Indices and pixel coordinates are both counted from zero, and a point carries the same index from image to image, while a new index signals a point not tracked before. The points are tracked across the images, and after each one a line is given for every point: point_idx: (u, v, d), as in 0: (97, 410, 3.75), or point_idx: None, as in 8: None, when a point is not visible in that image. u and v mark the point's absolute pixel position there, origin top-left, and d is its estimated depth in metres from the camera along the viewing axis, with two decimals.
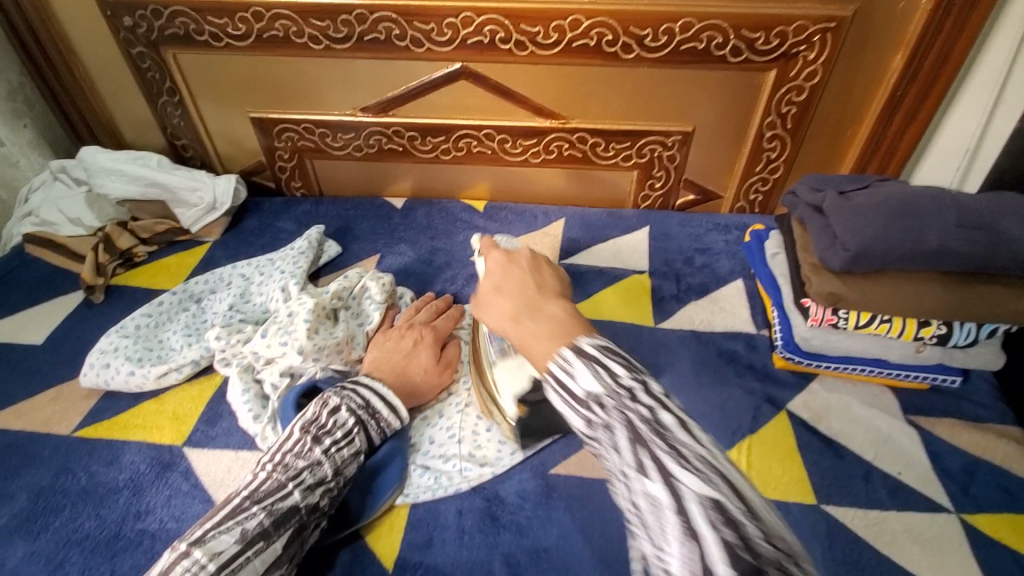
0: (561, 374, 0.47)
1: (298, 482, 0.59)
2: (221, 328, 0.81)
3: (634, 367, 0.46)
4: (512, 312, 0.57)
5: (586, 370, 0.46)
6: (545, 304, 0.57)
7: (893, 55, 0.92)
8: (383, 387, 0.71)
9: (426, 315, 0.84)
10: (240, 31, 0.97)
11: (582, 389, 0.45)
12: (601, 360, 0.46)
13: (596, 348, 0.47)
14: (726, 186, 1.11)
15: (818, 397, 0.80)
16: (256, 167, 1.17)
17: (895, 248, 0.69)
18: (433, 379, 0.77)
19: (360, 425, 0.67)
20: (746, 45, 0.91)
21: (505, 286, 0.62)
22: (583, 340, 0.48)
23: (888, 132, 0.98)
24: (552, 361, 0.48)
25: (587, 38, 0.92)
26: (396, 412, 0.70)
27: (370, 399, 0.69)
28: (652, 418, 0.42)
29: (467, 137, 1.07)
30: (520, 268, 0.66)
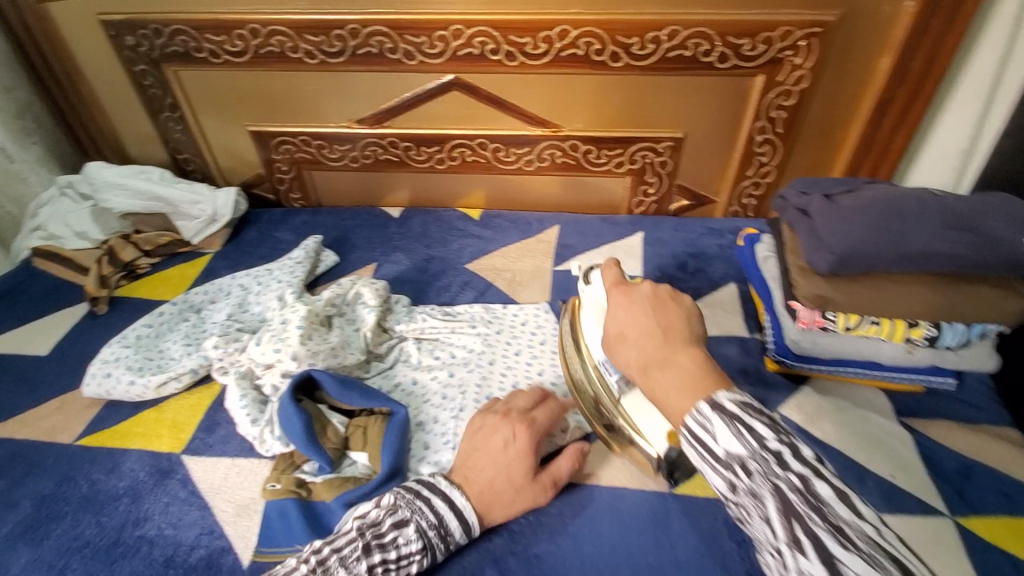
0: (699, 430, 0.48)
1: None
2: (218, 337, 0.83)
3: (780, 429, 0.45)
4: (639, 361, 0.59)
5: (727, 433, 0.46)
6: (673, 352, 0.56)
7: (881, 56, 0.92)
8: (461, 494, 0.64)
9: (528, 402, 0.72)
10: (237, 47, 1.00)
11: (723, 449, 0.46)
12: (743, 419, 0.46)
13: (736, 404, 0.47)
14: (718, 190, 1.11)
15: (811, 400, 0.79)
16: (256, 180, 1.20)
17: (879, 251, 0.69)
18: (527, 493, 0.66)
19: (425, 550, 0.61)
20: (732, 52, 0.92)
21: (628, 330, 0.62)
22: (721, 394, 0.49)
23: (879, 134, 0.99)
24: (690, 419, 0.49)
25: (575, 48, 0.93)
26: (461, 531, 0.63)
27: (444, 519, 0.62)
28: (805, 489, 0.41)
29: (461, 147, 1.09)
30: (642, 308, 0.63)
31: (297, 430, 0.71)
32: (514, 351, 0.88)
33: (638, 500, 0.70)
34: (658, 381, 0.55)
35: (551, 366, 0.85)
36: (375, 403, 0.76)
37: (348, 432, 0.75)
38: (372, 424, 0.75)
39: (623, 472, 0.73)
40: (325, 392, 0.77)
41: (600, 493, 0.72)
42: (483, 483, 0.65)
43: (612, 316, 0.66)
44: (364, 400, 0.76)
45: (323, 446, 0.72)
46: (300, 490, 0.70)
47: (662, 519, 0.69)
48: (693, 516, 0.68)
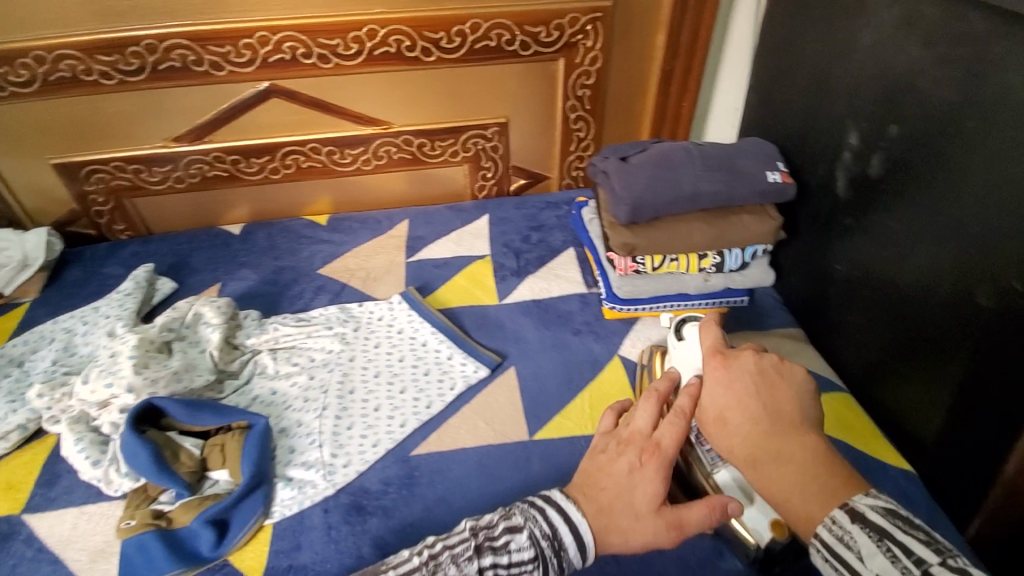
0: (839, 545, 0.44)
1: None
2: (41, 385, 0.78)
3: (940, 551, 0.42)
4: (745, 453, 0.51)
5: (876, 551, 0.43)
6: (787, 443, 0.50)
7: (656, 34, 1.07)
8: (586, 526, 0.55)
9: (647, 421, 0.56)
10: (23, 77, 0.91)
11: (873, 573, 0.43)
12: (891, 537, 0.43)
13: (881, 515, 0.44)
14: (550, 168, 1.21)
15: (643, 335, 0.93)
16: (69, 216, 1.09)
17: (663, 196, 0.81)
18: (647, 529, 0.52)
19: (539, 561, 0.54)
20: (532, 39, 1.01)
21: (726, 411, 0.54)
22: (860, 502, 0.45)
23: (670, 103, 1.15)
24: (827, 532, 0.45)
25: (386, 45, 0.97)
26: (584, 553, 0.55)
27: (561, 533, 0.55)
28: None
29: (293, 154, 1.08)
30: (744, 385, 0.54)
31: (144, 462, 0.68)
32: (373, 343, 0.91)
33: (501, 452, 0.78)
34: (777, 475, 0.49)
35: (409, 351, 0.90)
36: (229, 418, 0.74)
37: (204, 453, 0.73)
38: (229, 441, 0.74)
39: (485, 431, 0.80)
40: (173, 418, 0.74)
41: (466, 455, 0.77)
42: (601, 510, 0.55)
43: (704, 389, 0.57)
44: (216, 419, 0.74)
45: (178, 473, 0.70)
46: (158, 521, 0.68)
47: (524, 463, 0.76)
48: (551, 454, 0.77)
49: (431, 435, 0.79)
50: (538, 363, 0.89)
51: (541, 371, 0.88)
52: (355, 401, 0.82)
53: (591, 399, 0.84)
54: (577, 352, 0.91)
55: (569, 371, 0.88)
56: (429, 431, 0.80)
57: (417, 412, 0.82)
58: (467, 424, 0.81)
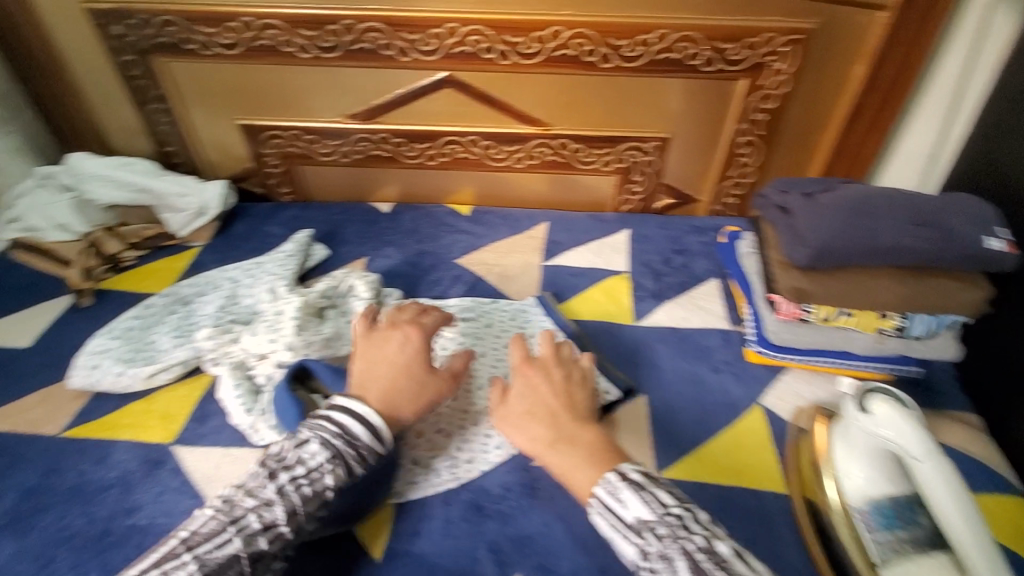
0: (609, 499, 0.55)
1: (241, 528, 0.55)
2: (211, 328, 0.84)
3: (679, 497, 0.54)
4: (547, 440, 0.61)
5: (636, 498, 0.54)
6: (584, 431, 0.61)
7: (854, 63, 0.97)
8: (364, 406, 0.62)
9: (411, 314, 0.75)
10: (230, 40, 0.99)
11: (631, 515, 0.53)
12: (648, 489, 0.55)
13: (641, 474, 0.56)
14: (702, 191, 1.15)
15: (789, 388, 0.83)
16: (243, 174, 1.19)
17: (855, 245, 0.73)
18: (429, 389, 0.67)
19: (332, 458, 0.59)
20: (718, 56, 0.96)
21: (536, 407, 0.64)
22: (626, 466, 0.57)
23: (852, 139, 1.04)
24: (598, 489, 0.56)
25: (567, 48, 0.96)
26: (371, 431, 0.61)
27: (348, 426, 0.60)
28: (710, 549, 0.50)
29: (452, 143, 1.10)
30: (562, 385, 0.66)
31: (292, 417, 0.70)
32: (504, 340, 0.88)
33: None
34: (571, 457, 0.59)
35: None
36: None
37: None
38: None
39: None
40: (321, 381, 0.75)
41: None
42: (386, 388, 0.65)
43: (517, 392, 0.66)
44: None
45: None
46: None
47: None
48: None
49: None
50: (673, 395, 0.83)
51: (671, 404, 0.81)
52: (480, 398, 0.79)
53: (727, 446, 0.76)
54: (713, 391, 0.83)
55: (707, 410, 0.81)
56: None
57: None
58: None
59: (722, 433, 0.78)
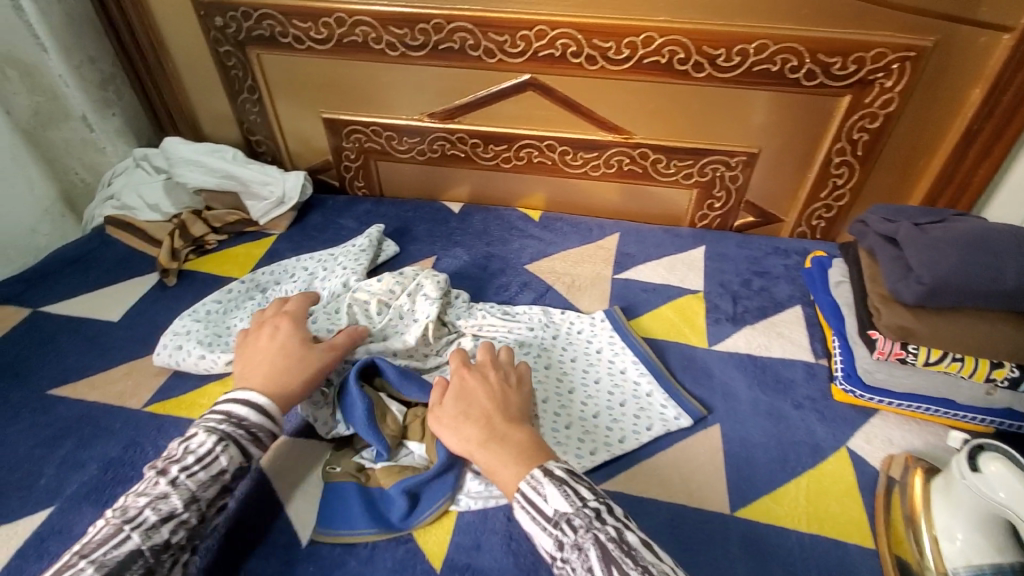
0: (531, 493, 0.55)
1: (137, 523, 0.55)
2: None
3: (597, 491, 0.55)
4: (478, 438, 0.62)
5: (558, 493, 0.54)
6: (511, 430, 0.62)
7: (973, 87, 0.89)
8: (256, 394, 0.66)
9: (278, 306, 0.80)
10: (322, 35, 1.01)
11: (551, 507, 0.54)
12: (569, 483, 0.55)
13: (562, 470, 0.56)
14: (787, 211, 1.09)
15: (879, 433, 0.77)
16: (322, 166, 1.22)
17: (974, 285, 0.67)
18: (311, 361, 0.71)
19: (225, 442, 0.61)
20: (821, 70, 0.90)
21: (472, 408, 0.64)
22: (551, 463, 0.58)
23: (960, 168, 0.94)
24: (523, 484, 0.56)
25: (658, 55, 0.93)
26: (260, 409, 0.64)
27: (231, 411, 0.63)
28: (619, 537, 0.50)
29: (528, 147, 1.09)
30: (482, 387, 0.67)
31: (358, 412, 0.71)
32: (568, 355, 0.87)
33: (699, 520, 0.68)
34: (499, 456, 0.59)
35: (607, 376, 0.84)
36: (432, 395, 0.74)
37: (408, 422, 0.75)
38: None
39: (679, 489, 0.71)
40: (387, 380, 0.76)
41: (658, 508, 0.69)
42: (272, 369, 0.69)
43: (446, 396, 0.67)
44: (421, 392, 0.74)
45: (382, 434, 0.72)
46: (359, 474, 0.72)
47: (721, 540, 0.66)
48: (755, 541, 0.66)
49: (617, 474, 0.73)
50: (750, 427, 0.78)
51: (747, 438, 0.77)
52: (546, 412, 0.77)
53: (808, 490, 0.71)
54: (796, 430, 0.78)
55: (786, 447, 0.76)
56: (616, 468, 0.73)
57: (609, 444, 0.75)
58: (664, 474, 0.73)
59: (804, 474, 0.73)
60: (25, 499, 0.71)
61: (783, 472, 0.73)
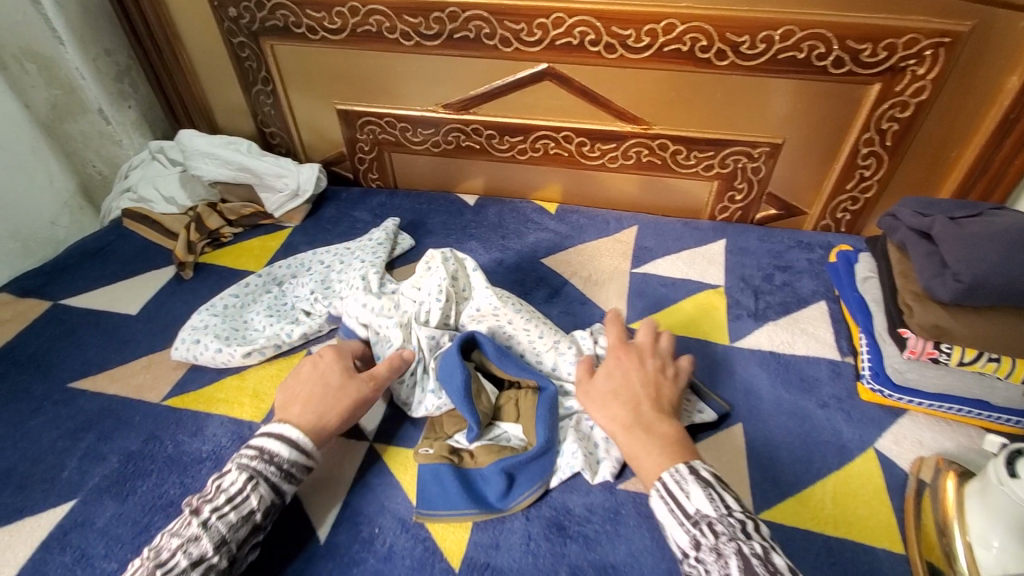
0: (674, 487, 0.55)
1: (168, 567, 0.54)
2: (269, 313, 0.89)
3: (742, 504, 0.54)
4: (625, 420, 0.63)
5: (701, 494, 0.54)
6: (658, 421, 0.62)
7: (1014, 72, 0.84)
8: (294, 430, 0.65)
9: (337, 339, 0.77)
10: (336, 25, 1.00)
11: (693, 507, 0.54)
12: (715, 488, 0.55)
13: (710, 474, 0.56)
14: (812, 203, 1.06)
15: (908, 433, 0.75)
16: (337, 157, 1.21)
17: (1014, 282, 0.65)
18: (348, 393, 0.69)
19: (253, 481, 0.60)
20: (850, 57, 0.87)
21: (620, 389, 0.66)
22: (698, 463, 0.57)
23: (998, 157, 0.90)
24: (669, 475, 0.56)
25: (679, 43, 0.90)
26: (294, 444, 0.64)
27: (264, 445, 0.63)
28: (764, 556, 0.49)
29: (545, 138, 1.07)
30: (638, 368, 0.68)
31: (457, 385, 0.71)
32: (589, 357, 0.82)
33: None
34: (642, 443, 0.60)
35: None
36: (526, 375, 0.74)
37: (502, 401, 0.75)
38: (523, 398, 0.74)
39: None
40: (484, 355, 0.76)
41: None
42: (310, 405, 0.68)
43: (601, 368, 0.69)
44: (518, 371, 0.74)
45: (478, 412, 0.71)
46: (452, 456, 0.70)
47: None
48: (780, 543, 0.64)
49: None
50: (772, 427, 0.76)
51: (771, 437, 0.75)
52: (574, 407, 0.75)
53: (834, 492, 0.69)
54: (821, 429, 0.76)
55: (810, 448, 0.74)
56: None
57: None
58: None
59: (830, 475, 0.71)
60: (49, 490, 0.72)
61: (807, 474, 0.71)
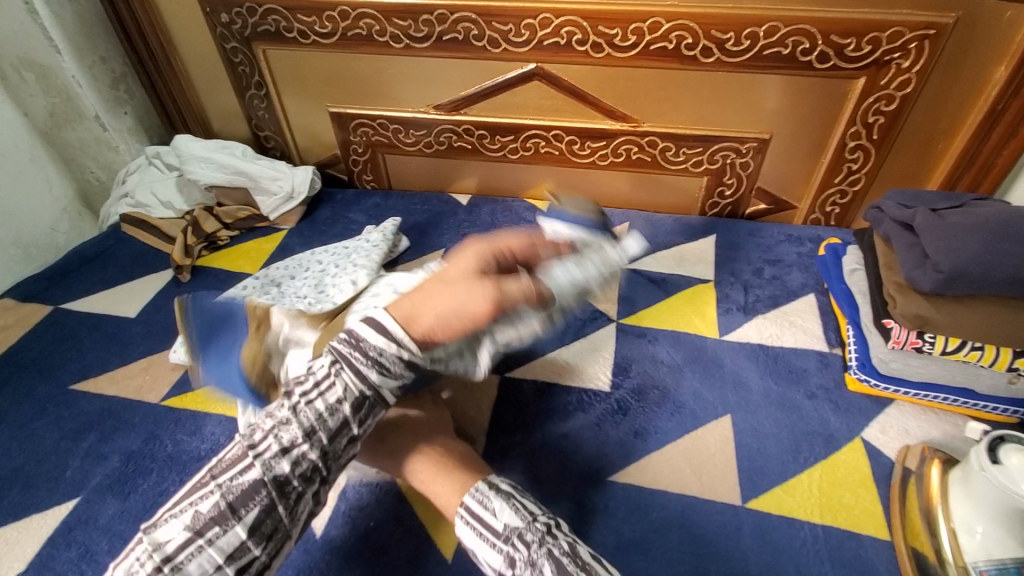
0: (478, 507, 0.57)
1: (259, 452, 0.56)
2: None
3: (545, 510, 0.58)
4: (429, 459, 0.64)
5: (504, 507, 0.57)
6: (456, 453, 0.65)
7: (999, 63, 0.85)
8: (389, 319, 0.60)
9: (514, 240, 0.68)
10: (326, 29, 1.01)
11: (501, 522, 0.56)
12: (515, 497, 0.58)
13: (508, 486, 0.60)
14: (801, 197, 1.07)
15: (894, 423, 0.76)
16: (331, 160, 1.22)
17: (994, 272, 0.66)
18: (471, 291, 0.60)
19: (339, 366, 0.60)
20: (835, 52, 0.88)
21: (418, 432, 0.67)
22: (497, 479, 0.61)
23: (985, 148, 0.91)
24: (470, 499, 0.58)
25: (665, 41, 0.91)
26: (387, 335, 0.60)
27: (355, 330, 0.61)
28: (572, 552, 0.53)
29: (536, 138, 1.08)
30: (424, 415, 0.70)
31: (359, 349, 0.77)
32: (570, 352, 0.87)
33: (708, 511, 0.68)
34: (449, 479, 0.61)
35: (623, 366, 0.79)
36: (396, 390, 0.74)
37: None
38: None
39: (689, 481, 0.71)
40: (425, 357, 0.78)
41: (668, 499, 0.69)
42: (434, 300, 0.61)
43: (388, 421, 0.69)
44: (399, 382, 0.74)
45: None
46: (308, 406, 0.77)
47: (732, 530, 0.66)
48: (767, 532, 0.66)
49: (632, 464, 0.73)
50: (761, 418, 0.77)
51: (759, 428, 0.76)
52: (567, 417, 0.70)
53: (821, 482, 0.70)
54: (808, 420, 0.77)
55: (798, 439, 0.75)
56: (630, 459, 0.73)
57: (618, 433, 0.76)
58: (673, 466, 0.72)
59: (816, 465, 0.72)
60: (53, 490, 0.74)
61: (794, 464, 0.72)
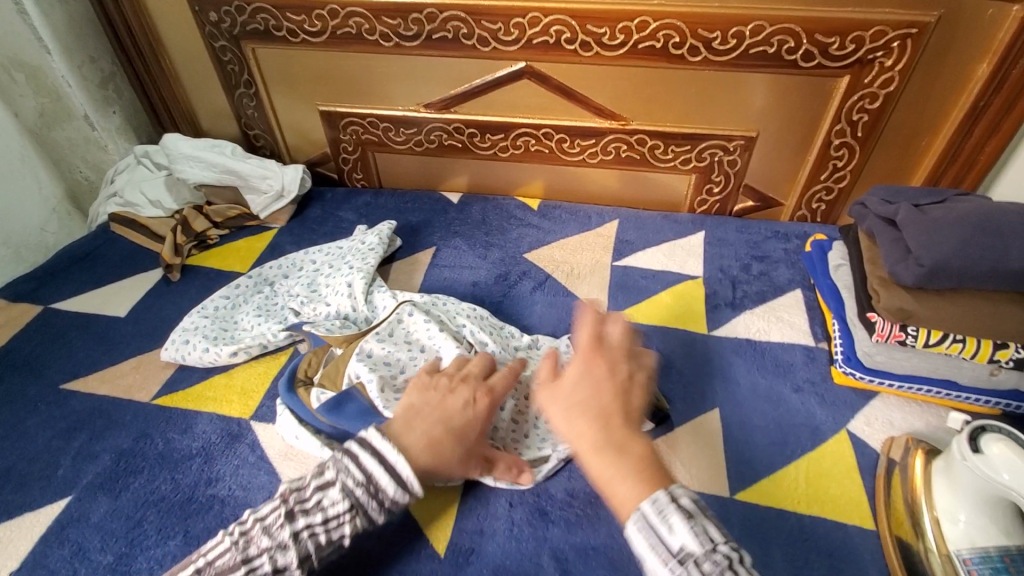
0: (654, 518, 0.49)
1: (252, 568, 0.55)
2: (256, 311, 0.90)
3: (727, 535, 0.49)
4: (592, 440, 0.54)
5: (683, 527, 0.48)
6: (630, 441, 0.54)
7: (980, 62, 0.86)
8: (408, 467, 0.58)
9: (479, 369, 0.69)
10: (316, 27, 1.01)
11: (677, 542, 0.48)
12: (698, 520, 0.49)
13: (689, 501, 0.50)
14: (787, 195, 1.08)
15: (879, 414, 0.78)
16: (321, 158, 1.22)
17: (973, 265, 0.67)
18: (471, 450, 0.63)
19: (354, 509, 0.58)
20: (819, 50, 0.89)
21: (596, 399, 0.57)
22: (678, 488, 0.51)
23: (967, 145, 0.92)
24: (648, 505, 0.49)
25: (653, 40, 0.92)
26: (408, 494, 0.58)
27: (372, 476, 0.58)
28: None
29: (525, 136, 1.09)
30: (611, 374, 0.59)
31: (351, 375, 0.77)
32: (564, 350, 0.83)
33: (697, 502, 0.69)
34: (614, 469, 0.52)
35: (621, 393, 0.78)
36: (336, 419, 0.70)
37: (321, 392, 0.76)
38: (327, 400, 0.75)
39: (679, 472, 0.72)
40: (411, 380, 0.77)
41: None
42: (433, 443, 0.61)
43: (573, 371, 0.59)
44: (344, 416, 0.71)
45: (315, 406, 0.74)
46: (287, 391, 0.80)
47: (722, 521, 0.67)
48: (756, 522, 0.67)
49: None
50: (749, 411, 0.78)
51: (747, 421, 0.77)
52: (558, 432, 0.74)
53: (808, 472, 0.71)
54: (796, 412, 0.78)
55: (785, 431, 0.76)
56: None
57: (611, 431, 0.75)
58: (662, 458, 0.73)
59: (803, 456, 0.73)
60: (44, 489, 0.73)
61: (783, 455, 0.73)
